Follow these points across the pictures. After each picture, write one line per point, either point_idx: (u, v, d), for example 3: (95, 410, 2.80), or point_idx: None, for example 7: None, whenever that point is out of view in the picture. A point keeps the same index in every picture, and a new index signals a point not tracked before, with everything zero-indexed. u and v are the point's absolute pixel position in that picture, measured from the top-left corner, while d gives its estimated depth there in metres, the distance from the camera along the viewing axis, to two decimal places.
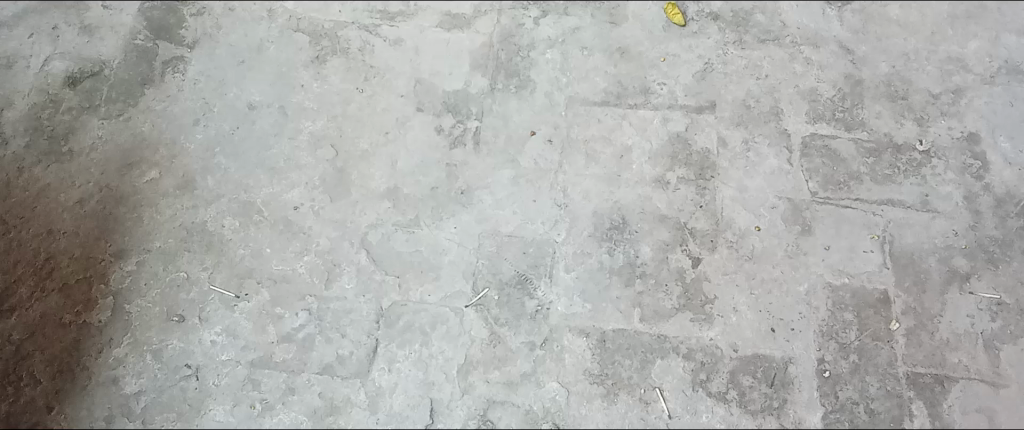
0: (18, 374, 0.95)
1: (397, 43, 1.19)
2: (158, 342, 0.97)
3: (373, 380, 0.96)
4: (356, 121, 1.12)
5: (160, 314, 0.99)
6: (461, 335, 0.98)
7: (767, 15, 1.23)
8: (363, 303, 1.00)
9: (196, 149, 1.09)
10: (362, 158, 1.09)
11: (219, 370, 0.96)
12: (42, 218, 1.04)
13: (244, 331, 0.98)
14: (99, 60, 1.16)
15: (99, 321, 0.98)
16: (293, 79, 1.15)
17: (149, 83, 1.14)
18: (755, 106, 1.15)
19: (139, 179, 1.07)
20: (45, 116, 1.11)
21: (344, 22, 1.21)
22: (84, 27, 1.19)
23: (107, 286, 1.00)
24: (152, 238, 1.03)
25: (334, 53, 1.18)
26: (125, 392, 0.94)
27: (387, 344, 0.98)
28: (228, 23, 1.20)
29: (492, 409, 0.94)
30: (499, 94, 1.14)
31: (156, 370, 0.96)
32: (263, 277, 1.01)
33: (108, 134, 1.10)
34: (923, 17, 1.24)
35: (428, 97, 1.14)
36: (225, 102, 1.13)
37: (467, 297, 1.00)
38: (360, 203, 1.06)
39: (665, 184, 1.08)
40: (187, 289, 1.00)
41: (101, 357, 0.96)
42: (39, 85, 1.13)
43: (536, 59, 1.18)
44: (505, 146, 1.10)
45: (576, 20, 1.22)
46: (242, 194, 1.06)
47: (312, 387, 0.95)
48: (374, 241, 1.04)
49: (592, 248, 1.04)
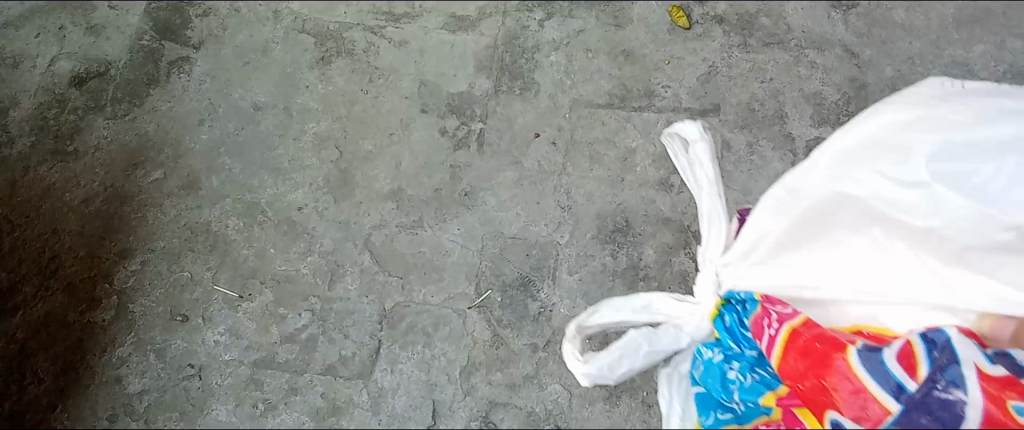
0: (22, 372, 0.95)
1: (402, 44, 1.19)
2: (161, 342, 0.98)
3: (375, 381, 0.96)
4: (361, 122, 1.12)
5: (164, 314, 0.99)
6: (463, 337, 0.98)
7: (773, 18, 1.23)
8: (366, 304, 1.00)
9: (200, 149, 1.10)
10: (366, 159, 1.09)
11: (222, 370, 0.97)
12: (48, 217, 1.04)
13: (247, 331, 0.99)
14: (105, 60, 1.16)
15: (103, 321, 0.98)
16: (298, 80, 1.15)
17: (155, 83, 1.14)
18: (759, 110, 1.14)
19: (144, 179, 1.07)
20: (51, 115, 1.11)
21: (349, 23, 1.20)
22: (90, 27, 1.18)
23: (111, 286, 1.00)
24: (156, 238, 1.04)
25: (338, 54, 1.18)
26: (128, 391, 0.95)
27: (390, 345, 0.98)
28: (234, 23, 1.20)
29: (494, 411, 0.95)
30: (503, 95, 1.14)
31: (159, 370, 0.96)
32: (267, 277, 1.02)
33: (113, 134, 1.10)
34: (929, 20, 1.23)
35: (433, 98, 1.14)
36: (230, 102, 1.13)
37: (470, 299, 1.01)
38: (364, 204, 1.06)
39: (669, 187, 1.08)
40: (191, 289, 1.01)
41: (104, 356, 0.97)
42: (45, 85, 1.14)
43: (541, 61, 1.18)
44: (509, 148, 1.10)
45: (581, 22, 1.22)
46: (246, 195, 1.07)
47: (315, 388, 0.96)
48: (378, 242, 1.04)
49: (596, 251, 1.04)
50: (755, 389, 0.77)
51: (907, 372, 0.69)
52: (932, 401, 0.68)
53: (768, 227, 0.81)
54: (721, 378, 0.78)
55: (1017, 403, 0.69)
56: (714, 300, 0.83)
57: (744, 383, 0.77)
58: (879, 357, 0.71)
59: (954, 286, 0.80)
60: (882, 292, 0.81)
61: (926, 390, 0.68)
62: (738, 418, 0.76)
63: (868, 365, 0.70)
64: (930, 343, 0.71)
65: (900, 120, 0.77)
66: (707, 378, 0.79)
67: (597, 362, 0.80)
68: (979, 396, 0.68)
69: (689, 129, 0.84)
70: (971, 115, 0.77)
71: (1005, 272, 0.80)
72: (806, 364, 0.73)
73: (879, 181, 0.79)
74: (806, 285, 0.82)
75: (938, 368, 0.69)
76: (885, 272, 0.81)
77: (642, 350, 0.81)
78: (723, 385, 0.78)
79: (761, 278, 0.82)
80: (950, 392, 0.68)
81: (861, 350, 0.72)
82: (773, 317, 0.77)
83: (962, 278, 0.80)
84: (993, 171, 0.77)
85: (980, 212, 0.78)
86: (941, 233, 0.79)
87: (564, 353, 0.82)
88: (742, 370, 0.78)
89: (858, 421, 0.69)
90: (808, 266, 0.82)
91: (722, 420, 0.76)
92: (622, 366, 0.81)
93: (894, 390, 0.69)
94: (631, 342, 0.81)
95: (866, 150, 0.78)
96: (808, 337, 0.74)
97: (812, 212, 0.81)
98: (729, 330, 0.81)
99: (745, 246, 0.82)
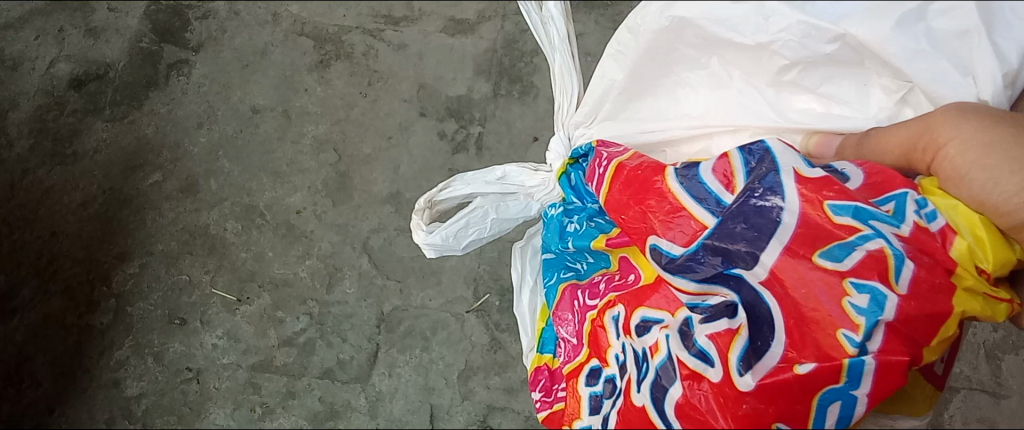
0: (20, 375, 0.97)
1: (401, 47, 1.17)
2: (159, 345, 0.99)
3: (373, 385, 0.97)
4: (359, 125, 1.12)
5: (162, 317, 1.00)
6: (461, 341, 0.99)
7: None
8: (364, 308, 1.00)
9: (199, 152, 1.10)
10: (364, 163, 1.09)
11: (220, 374, 0.98)
12: (46, 220, 1.04)
13: (245, 334, 1.00)
14: (104, 62, 1.15)
15: (101, 324, 1.00)
16: (297, 83, 1.14)
17: (154, 86, 1.14)
18: None
19: (142, 182, 1.08)
20: (50, 118, 1.11)
21: (348, 26, 1.18)
22: (90, 29, 1.17)
23: (109, 289, 1.01)
24: (154, 241, 1.04)
25: (338, 57, 1.16)
26: (126, 395, 0.97)
27: (388, 349, 0.99)
28: (233, 26, 1.18)
29: (491, 415, 0.96)
30: (502, 99, 1.13)
31: (157, 374, 0.98)
32: (265, 281, 1.02)
33: (112, 137, 1.10)
34: None
35: (432, 102, 1.13)
36: (229, 105, 1.13)
37: (468, 303, 1.00)
38: (363, 207, 1.06)
39: None
40: (189, 292, 1.02)
41: (102, 359, 0.98)
42: (45, 87, 1.13)
43: (540, 64, 1.15)
44: (507, 152, 1.10)
45: (580, 26, 1.20)
46: (245, 198, 1.07)
47: (313, 391, 0.97)
48: (377, 245, 1.04)
49: None
50: (587, 234, 0.71)
51: (723, 184, 0.61)
52: (747, 209, 0.58)
53: (612, 77, 0.69)
54: (557, 231, 0.73)
55: (835, 203, 0.56)
56: (562, 161, 0.76)
57: (579, 232, 0.71)
58: (697, 172, 0.62)
59: (782, 104, 0.69)
60: (711, 122, 0.71)
61: (742, 200, 0.58)
62: (579, 274, 0.73)
63: (685, 183, 0.62)
64: (745, 152, 0.62)
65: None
66: (547, 235, 0.75)
67: (442, 232, 0.74)
68: (799, 200, 0.56)
69: None
70: None
71: (828, 86, 0.67)
72: (629, 192, 0.64)
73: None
74: (643, 129, 0.73)
75: (756, 178, 0.59)
76: (716, 102, 0.70)
77: (489, 217, 0.77)
78: (560, 238, 0.73)
79: (606, 132, 0.74)
80: (767, 199, 0.57)
81: (680, 170, 0.64)
82: (602, 158, 0.69)
83: (792, 100, 0.68)
84: None
85: (805, 24, 0.59)
86: (776, 55, 0.63)
87: (410, 227, 0.77)
88: (579, 220, 0.72)
89: (673, 240, 0.60)
90: (649, 110, 0.73)
91: (559, 275, 0.73)
92: (469, 235, 0.77)
93: (712, 206, 0.60)
94: (477, 210, 0.76)
95: None
96: (632, 169, 0.66)
97: (651, 47, 0.65)
98: (574, 188, 0.74)
99: (594, 100, 0.72)
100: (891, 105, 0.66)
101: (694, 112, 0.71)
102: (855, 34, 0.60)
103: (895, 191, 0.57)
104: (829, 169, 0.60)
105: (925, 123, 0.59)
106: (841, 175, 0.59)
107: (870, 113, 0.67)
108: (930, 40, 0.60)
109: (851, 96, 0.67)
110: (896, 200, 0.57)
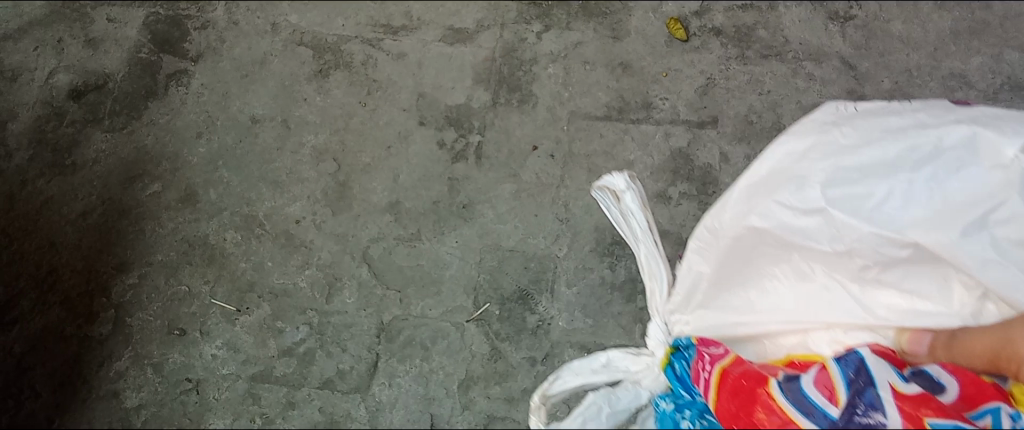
0: (19, 386, 0.96)
1: (400, 57, 1.17)
2: (158, 356, 0.98)
3: (374, 395, 0.96)
4: (359, 134, 1.12)
5: (161, 327, 1.00)
6: (462, 350, 0.98)
7: (770, 30, 1.20)
8: (364, 317, 1.00)
9: (198, 162, 1.10)
10: (364, 172, 1.09)
11: (219, 384, 0.97)
12: (45, 231, 1.04)
13: (244, 345, 0.99)
14: (103, 72, 1.15)
15: (100, 334, 0.99)
16: (296, 93, 1.15)
17: (153, 96, 1.14)
18: (757, 122, 1.13)
19: (141, 192, 1.07)
20: (49, 128, 1.11)
21: (347, 36, 1.19)
22: (89, 40, 1.17)
23: (109, 299, 1.01)
24: (153, 252, 1.04)
25: (336, 67, 1.17)
26: (125, 406, 0.96)
27: (388, 359, 0.98)
28: (232, 36, 1.19)
29: (492, 424, 0.95)
30: (502, 108, 1.13)
31: (156, 384, 0.97)
32: (265, 291, 1.02)
33: (111, 147, 1.10)
34: (926, 33, 1.20)
35: (431, 111, 1.13)
36: (228, 114, 1.13)
37: (468, 312, 1.01)
38: (362, 216, 1.06)
39: (667, 199, 1.07)
40: (188, 303, 1.01)
41: (101, 370, 0.97)
42: (44, 97, 1.13)
43: (539, 74, 1.16)
44: (507, 160, 1.10)
45: (578, 34, 1.20)
46: (244, 208, 1.07)
47: (313, 402, 0.96)
48: (376, 255, 1.04)
49: (594, 263, 1.03)
50: None
51: (826, 396, 0.57)
52: (852, 425, 0.55)
53: (701, 270, 0.71)
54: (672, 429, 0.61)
55: (936, 420, 0.55)
56: (665, 349, 0.69)
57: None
58: (799, 385, 0.59)
59: (869, 304, 0.70)
60: (805, 320, 0.70)
61: (847, 416, 0.56)
62: None
63: (790, 395, 0.58)
64: (842, 365, 0.59)
65: (796, 150, 0.66)
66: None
67: None
68: (900, 417, 0.55)
69: (613, 180, 0.72)
70: (862, 135, 0.65)
71: (912, 282, 0.70)
72: (736, 402, 0.60)
73: (781, 213, 0.66)
74: (741, 321, 0.71)
75: (856, 393, 0.57)
76: (806, 300, 0.70)
77: (605, 412, 0.62)
78: None
79: (707, 322, 0.72)
80: (870, 416, 0.55)
81: (783, 382, 0.60)
82: (705, 361, 0.65)
83: (876, 292, 0.70)
84: (885, 191, 0.64)
85: (876, 235, 0.65)
86: (856, 259, 0.68)
87: None
88: (691, 417, 0.62)
89: None
90: (739, 300, 0.72)
91: None
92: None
93: (820, 420, 0.56)
94: (591, 406, 0.61)
95: (765, 182, 0.67)
96: (736, 375, 0.62)
97: (732, 250, 0.70)
98: (679, 378, 0.66)
99: (685, 292, 0.72)
100: (972, 302, 0.70)
101: (788, 307, 0.70)
102: (920, 244, 0.65)
103: (987, 405, 0.60)
104: (923, 378, 0.61)
105: (1005, 333, 0.67)
106: (937, 385, 0.61)
107: (953, 310, 0.70)
108: (998, 249, 0.65)
109: (935, 291, 0.70)
110: (991, 414, 0.59)
